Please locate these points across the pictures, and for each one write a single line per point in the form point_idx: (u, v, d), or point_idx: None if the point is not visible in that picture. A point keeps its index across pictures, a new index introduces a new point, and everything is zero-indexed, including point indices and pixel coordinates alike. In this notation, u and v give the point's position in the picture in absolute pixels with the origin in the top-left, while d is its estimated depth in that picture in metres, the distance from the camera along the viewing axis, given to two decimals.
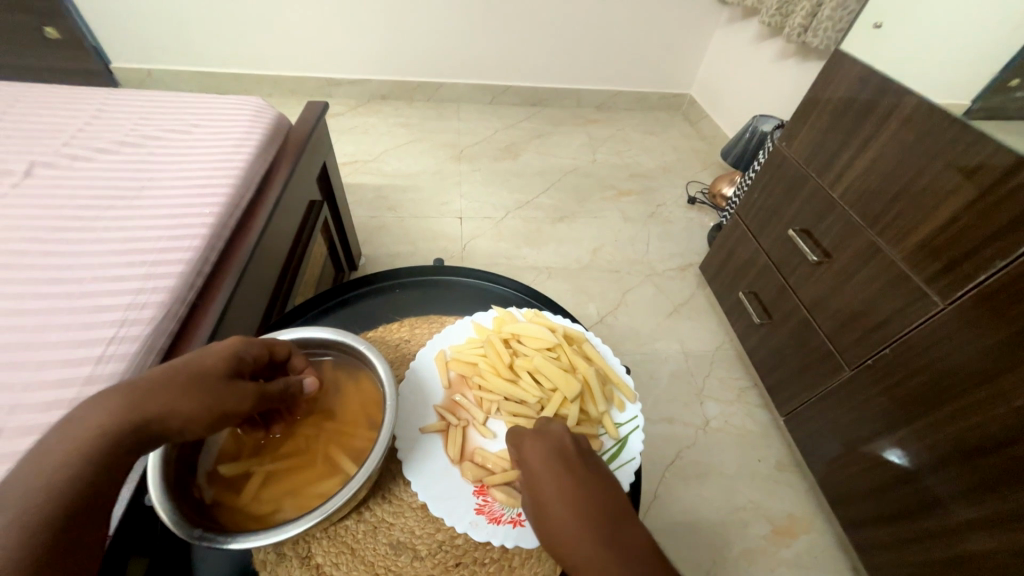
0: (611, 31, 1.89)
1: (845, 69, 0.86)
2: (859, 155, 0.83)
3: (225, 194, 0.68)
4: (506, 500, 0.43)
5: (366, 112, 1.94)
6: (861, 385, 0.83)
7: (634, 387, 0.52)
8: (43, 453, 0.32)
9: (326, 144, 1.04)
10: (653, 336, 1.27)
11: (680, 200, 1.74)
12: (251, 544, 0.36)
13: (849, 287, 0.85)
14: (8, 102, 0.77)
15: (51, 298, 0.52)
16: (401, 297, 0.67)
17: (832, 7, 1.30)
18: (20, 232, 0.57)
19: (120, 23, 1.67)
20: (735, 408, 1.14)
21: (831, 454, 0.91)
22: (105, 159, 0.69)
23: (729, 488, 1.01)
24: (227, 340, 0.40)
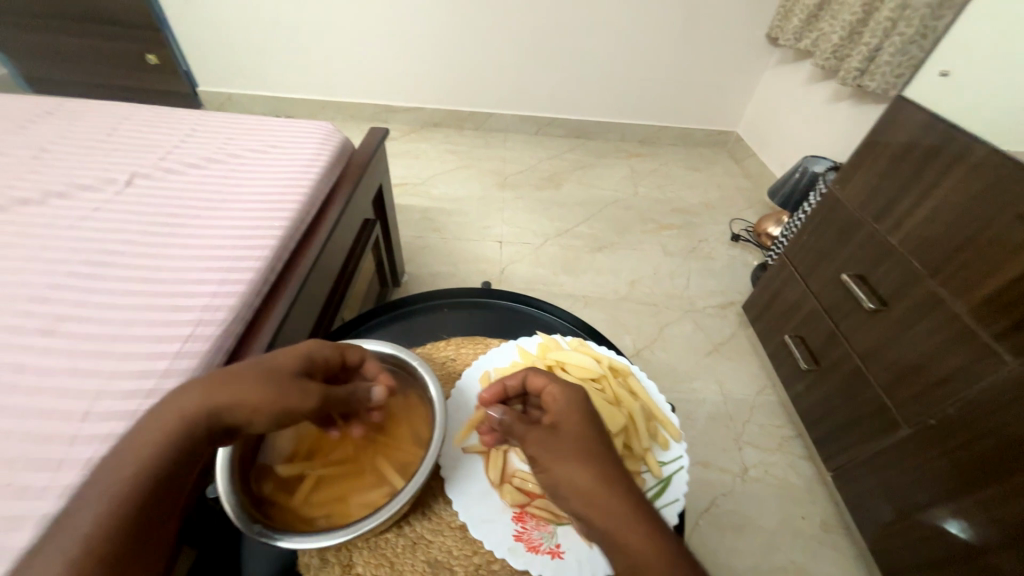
0: (659, 68, 1.92)
1: (907, 115, 0.84)
2: (920, 202, 0.80)
3: (295, 210, 0.74)
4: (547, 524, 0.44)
5: (418, 138, 2.04)
6: (919, 447, 0.77)
7: (679, 426, 0.51)
8: (141, 431, 0.36)
9: (383, 166, 1.11)
10: (690, 375, 1.24)
11: (723, 237, 1.71)
12: (299, 546, 0.38)
13: (906, 338, 0.81)
14: (117, 119, 0.87)
15: (140, 295, 0.57)
16: (448, 317, 0.69)
17: (891, 52, 1.29)
18: (118, 234, 0.64)
19: (209, 52, 1.86)
20: (776, 458, 1.08)
21: (885, 519, 0.84)
22: (194, 173, 0.76)
23: (768, 544, 0.94)
24: (301, 342, 0.42)
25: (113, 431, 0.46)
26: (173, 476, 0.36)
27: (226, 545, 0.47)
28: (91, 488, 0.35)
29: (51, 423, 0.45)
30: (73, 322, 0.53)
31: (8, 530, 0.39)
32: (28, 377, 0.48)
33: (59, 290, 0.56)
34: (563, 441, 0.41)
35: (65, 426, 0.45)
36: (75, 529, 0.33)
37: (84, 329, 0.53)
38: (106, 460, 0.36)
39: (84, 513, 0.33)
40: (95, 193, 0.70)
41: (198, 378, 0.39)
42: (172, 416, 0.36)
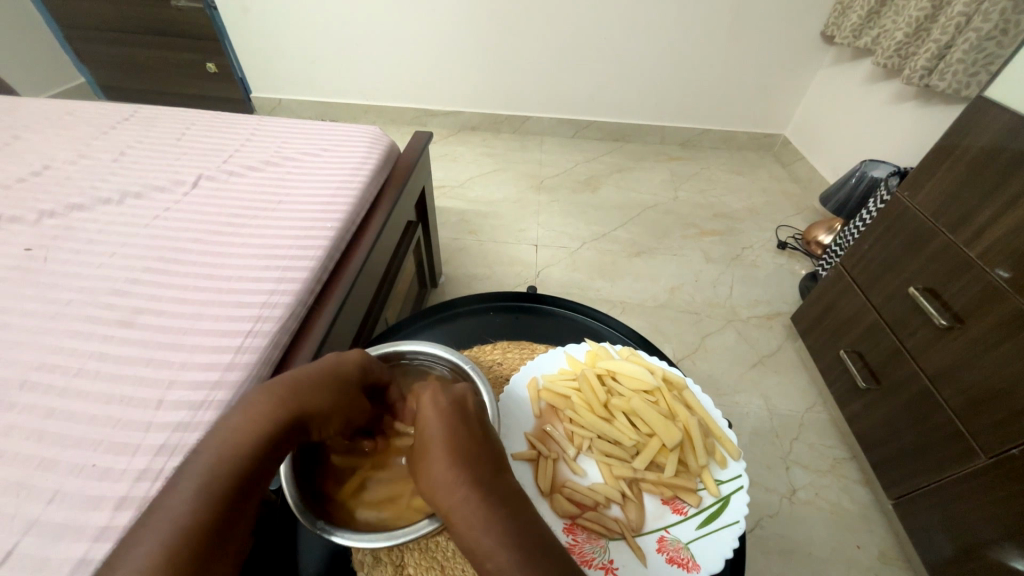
0: (703, 70, 1.87)
1: (990, 117, 0.78)
2: (1006, 212, 0.74)
3: (346, 211, 0.76)
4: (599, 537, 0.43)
5: (456, 141, 2.07)
6: (1001, 480, 0.70)
7: (737, 443, 0.49)
8: (223, 425, 0.38)
9: (427, 170, 1.13)
10: (734, 387, 1.19)
11: (770, 244, 1.64)
12: (353, 544, 0.38)
13: (986, 359, 0.74)
14: (185, 124, 0.93)
15: (206, 292, 0.60)
16: (493, 320, 0.69)
17: (965, 49, 1.19)
18: (187, 233, 0.67)
19: (263, 60, 1.96)
20: (828, 481, 1.02)
21: (956, 555, 0.78)
22: (254, 176, 0.80)
23: (820, 573, 0.89)
24: (357, 349, 0.45)
25: (182, 419, 0.48)
26: (251, 475, 0.37)
27: (282, 538, 0.48)
28: (177, 482, 0.36)
29: (129, 410, 0.48)
30: (147, 314, 0.56)
31: (91, 509, 0.42)
32: (109, 365, 0.51)
33: (135, 286, 0.60)
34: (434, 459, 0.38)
35: (141, 413, 0.48)
36: (164, 519, 0.34)
37: (157, 322, 0.56)
38: (191, 456, 0.37)
39: (177, 505, 0.34)
40: (167, 194, 0.74)
41: (271, 381, 0.41)
42: (250, 417, 0.38)
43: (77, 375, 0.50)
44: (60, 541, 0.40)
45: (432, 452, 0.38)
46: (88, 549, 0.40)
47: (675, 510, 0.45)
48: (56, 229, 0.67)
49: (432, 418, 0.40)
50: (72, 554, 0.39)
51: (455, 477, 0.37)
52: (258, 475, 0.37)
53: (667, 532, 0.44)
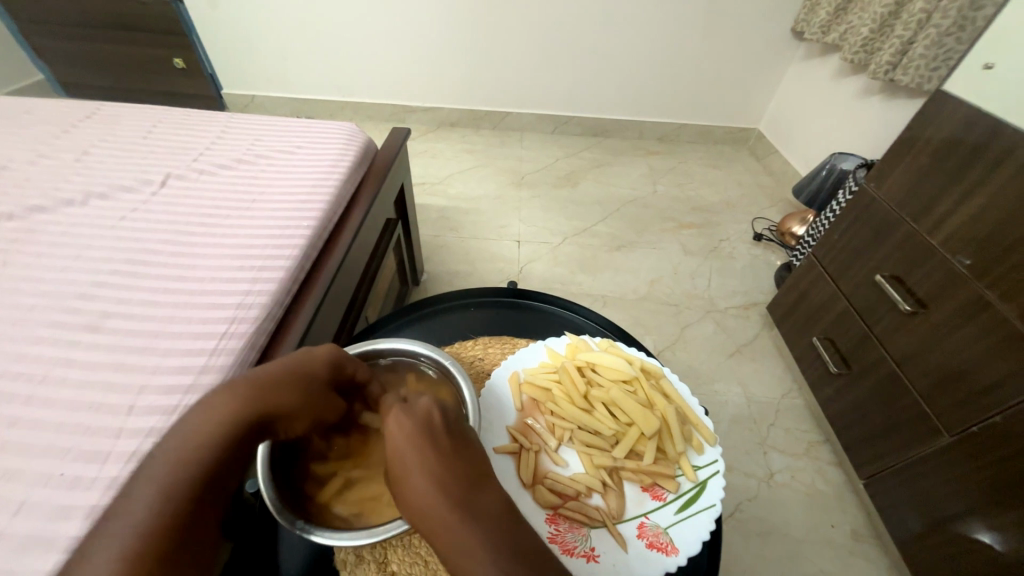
0: (679, 65, 1.90)
1: (949, 110, 0.81)
2: (965, 201, 0.77)
3: (323, 210, 0.75)
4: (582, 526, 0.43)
5: (435, 138, 2.05)
6: (962, 456, 0.74)
7: (713, 429, 0.50)
8: (185, 429, 0.37)
9: (405, 166, 1.11)
10: (713, 376, 1.21)
11: (746, 236, 1.68)
12: (332, 543, 0.38)
13: (948, 343, 0.78)
14: (152, 122, 0.90)
15: (177, 294, 0.58)
16: (474, 316, 0.69)
17: (926, 45, 1.24)
18: (156, 233, 0.65)
19: (234, 55, 1.90)
20: (803, 464, 1.05)
21: (921, 529, 0.82)
22: (226, 174, 0.78)
23: (796, 552, 0.92)
24: (327, 345, 0.44)
25: (155, 424, 0.47)
26: (217, 478, 0.36)
27: (263, 540, 0.47)
28: (139, 486, 0.35)
29: (98, 417, 0.46)
30: (116, 318, 0.55)
31: (61, 519, 0.40)
32: (76, 372, 0.50)
33: (102, 289, 0.58)
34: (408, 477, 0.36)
35: (111, 419, 0.46)
36: (127, 525, 0.34)
37: (126, 325, 0.54)
38: (151, 459, 0.36)
39: (136, 508, 0.34)
40: (134, 194, 0.72)
41: (236, 379, 0.40)
42: (214, 420, 0.37)
43: (43, 382, 0.49)
44: (28, 554, 0.38)
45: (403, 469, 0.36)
46: (60, 560, 0.39)
47: (654, 497, 0.46)
48: (16, 232, 0.64)
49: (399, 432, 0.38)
50: (42, 565, 0.38)
51: (428, 495, 0.35)
52: (222, 476, 0.37)
53: (647, 518, 0.45)
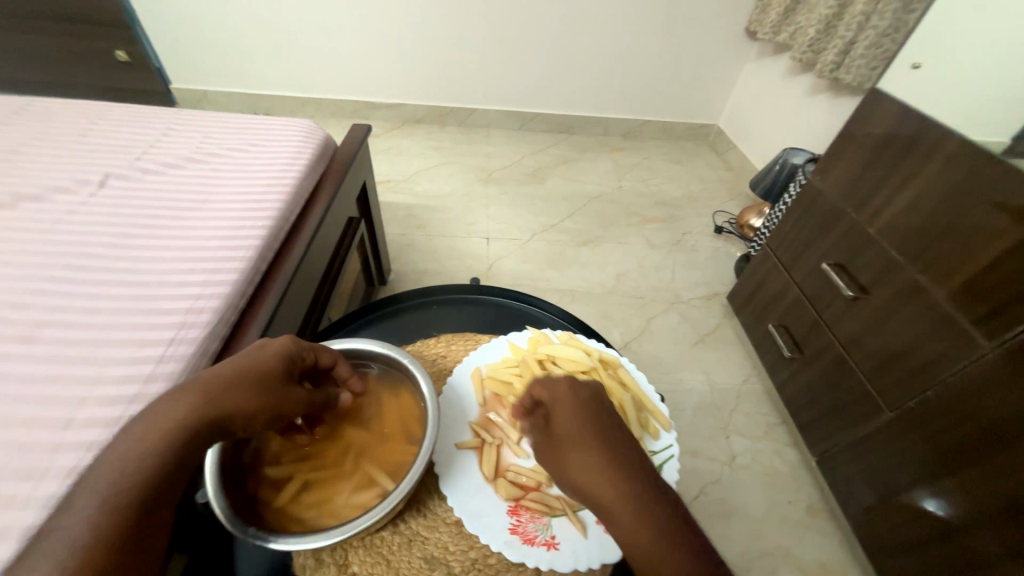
0: (641, 63, 1.94)
1: (883, 107, 0.86)
2: (899, 192, 0.82)
3: (279, 209, 0.72)
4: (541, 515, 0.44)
5: (401, 135, 2.02)
6: (901, 429, 0.80)
7: (669, 415, 0.52)
8: (129, 437, 0.35)
9: (367, 163, 1.09)
10: (678, 365, 1.26)
11: (707, 229, 1.74)
12: (292, 547, 0.37)
13: (887, 325, 0.83)
14: (90, 119, 0.84)
15: (120, 299, 0.55)
16: (437, 313, 0.69)
17: (866, 45, 1.31)
18: (95, 237, 0.62)
19: (182, 48, 1.81)
20: (762, 445, 1.11)
21: (868, 500, 0.87)
22: (173, 173, 0.74)
23: (756, 529, 0.97)
24: (280, 341, 0.43)
25: (96, 438, 0.44)
26: (166, 486, 0.35)
27: (218, 550, 0.46)
28: (80, 500, 0.34)
29: (32, 432, 0.44)
30: (51, 327, 0.51)
31: None
32: (6, 386, 0.46)
33: (35, 297, 0.54)
34: (573, 453, 0.41)
35: (47, 435, 0.44)
36: (67, 540, 0.32)
37: (62, 334, 0.51)
38: (93, 470, 0.35)
39: (76, 524, 0.33)
40: (70, 196, 0.67)
41: (185, 381, 0.38)
42: (162, 425, 0.36)
43: None
44: None
45: (573, 446, 0.41)
46: None
47: None
48: None
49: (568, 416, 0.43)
50: None
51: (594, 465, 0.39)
52: (173, 483, 0.35)
53: None
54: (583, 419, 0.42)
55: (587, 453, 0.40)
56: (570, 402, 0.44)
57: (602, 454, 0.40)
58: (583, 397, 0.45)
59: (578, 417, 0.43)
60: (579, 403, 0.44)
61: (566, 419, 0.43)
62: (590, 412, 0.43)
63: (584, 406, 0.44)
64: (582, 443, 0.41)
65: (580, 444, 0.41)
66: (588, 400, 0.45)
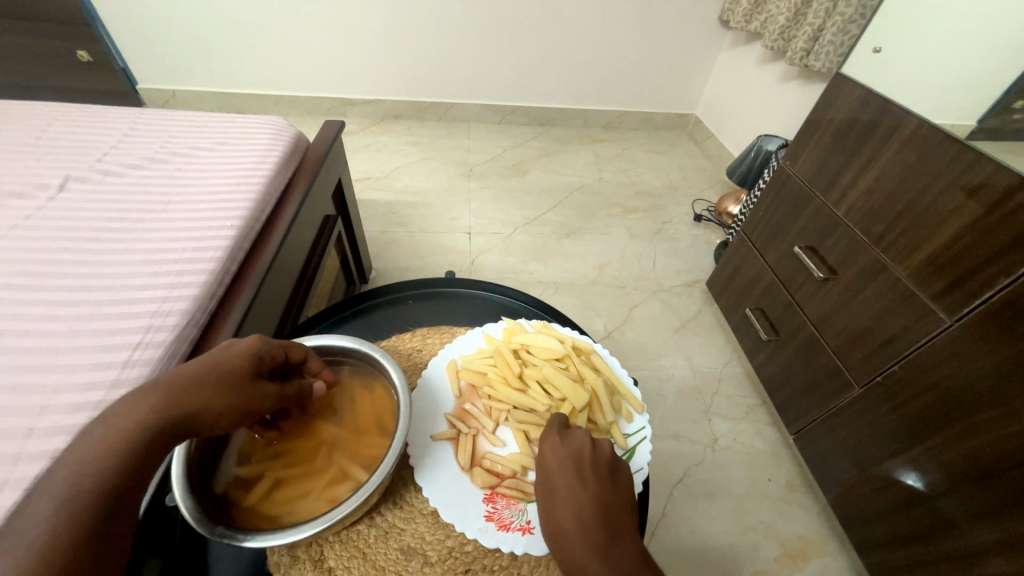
0: (617, 54, 1.94)
1: (846, 92, 0.88)
2: (862, 174, 0.85)
3: (248, 208, 0.71)
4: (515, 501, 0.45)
5: (379, 131, 1.99)
6: (871, 403, 0.82)
7: (641, 398, 0.53)
8: (88, 440, 0.35)
9: (342, 160, 1.08)
10: (660, 352, 1.27)
11: (687, 217, 1.76)
12: (264, 543, 0.37)
13: (855, 303, 0.86)
14: (47, 121, 0.82)
15: (81, 305, 0.54)
16: (413, 308, 0.69)
17: (833, 32, 1.33)
18: (54, 242, 0.60)
19: (148, 47, 1.75)
20: (743, 426, 1.13)
21: (843, 475, 0.90)
22: (136, 175, 0.72)
23: (738, 508, 0.99)
24: (247, 339, 0.43)
25: (60, 446, 0.44)
26: (130, 486, 0.35)
27: (193, 552, 0.46)
28: (37, 504, 0.33)
29: None
30: (8, 336, 0.50)
31: None
32: None
33: None
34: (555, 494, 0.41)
35: (7, 445, 0.43)
36: (23, 545, 0.31)
37: (21, 343, 0.50)
38: (51, 474, 0.34)
39: (34, 525, 0.32)
40: (27, 201, 0.65)
41: (151, 380, 0.38)
42: (123, 426, 0.35)
43: None
44: None
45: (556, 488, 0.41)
46: None
47: None
48: None
49: (558, 459, 0.43)
50: None
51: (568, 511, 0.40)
52: (137, 484, 0.35)
53: None
54: (571, 476, 0.41)
55: (570, 514, 0.39)
56: (560, 458, 0.43)
57: (585, 517, 0.39)
58: (573, 453, 0.43)
59: (566, 474, 0.42)
60: (568, 458, 0.43)
61: (554, 478, 0.42)
62: (580, 468, 0.42)
63: (575, 463, 0.43)
64: (567, 503, 0.40)
65: (566, 504, 0.40)
66: (581, 456, 0.43)
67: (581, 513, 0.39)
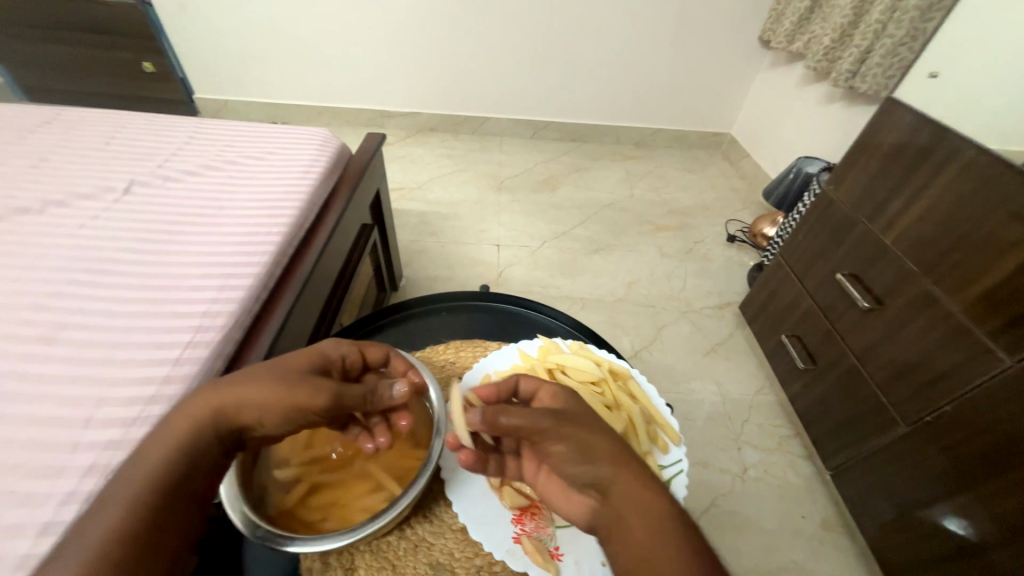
0: (652, 72, 1.94)
1: (898, 115, 0.85)
2: (913, 202, 0.81)
3: (293, 215, 0.74)
4: (534, 553, 0.43)
5: (415, 143, 2.05)
6: (917, 443, 0.77)
7: (679, 429, 0.52)
8: (157, 437, 0.39)
9: (380, 171, 1.11)
10: (689, 375, 1.24)
11: (720, 238, 1.72)
12: (301, 549, 0.39)
13: (902, 336, 0.82)
14: (115, 127, 0.88)
15: (139, 303, 0.57)
16: (446, 320, 0.70)
17: (882, 54, 1.30)
18: (117, 241, 0.64)
19: (204, 59, 1.87)
20: (776, 457, 1.08)
21: (885, 517, 0.85)
22: (191, 181, 0.76)
23: (768, 544, 0.95)
24: (307, 345, 0.44)
25: (114, 437, 0.46)
26: (185, 485, 0.39)
27: (229, 550, 0.47)
28: (108, 495, 0.37)
29: (52, 431, 0.45)
30: (73, 329, 0.53)
31: (9, 539, 0.39)
32: (28, 384, 0.48)
33: (58, 299, 0.56)
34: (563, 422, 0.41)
35: (66, 433, 0.45)
36: (91, 533, 0.35)
37: (83, 336, 0.53)
38: (124, 467, 0.39)
39: (107, 511, 0.36)
40: (94, 202, 0.70)
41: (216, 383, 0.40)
42: (183, 428, 0.39)
43: None
44: None
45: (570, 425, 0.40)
46: None
47: None
48: None
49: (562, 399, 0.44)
50: None
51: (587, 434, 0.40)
52: (190, 482, 0.39)
53: None
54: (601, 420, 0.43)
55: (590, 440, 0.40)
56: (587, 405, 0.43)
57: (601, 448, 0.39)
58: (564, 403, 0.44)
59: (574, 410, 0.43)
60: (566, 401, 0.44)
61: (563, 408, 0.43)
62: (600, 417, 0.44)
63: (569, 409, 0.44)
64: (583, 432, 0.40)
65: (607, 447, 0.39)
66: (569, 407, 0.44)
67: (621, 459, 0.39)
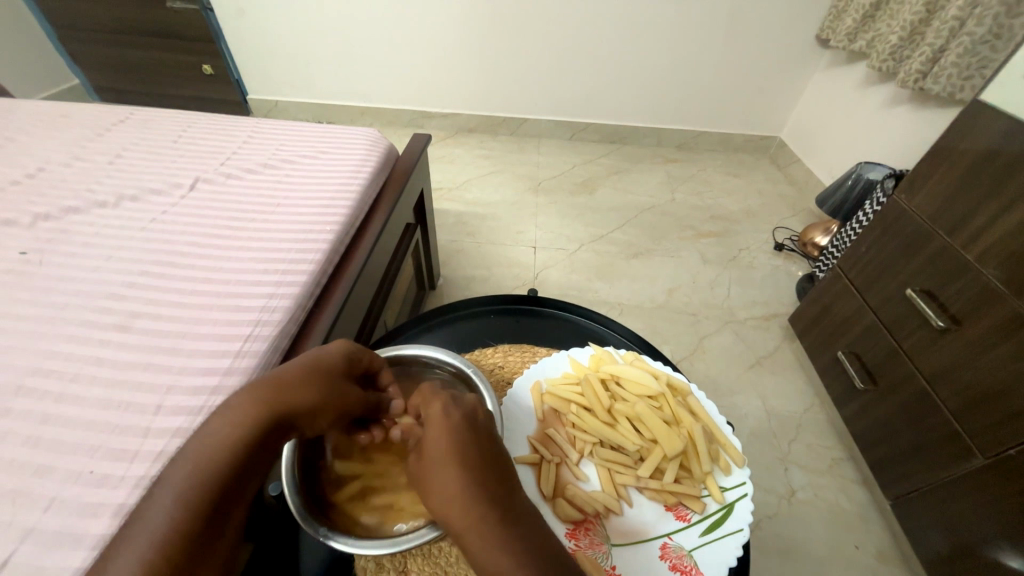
0: (699, 73, 1.88)
1: (986, 123, 0.79)
2: (1003, 216, 0.75)
3: (346, 213, 0.75)
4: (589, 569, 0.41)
5: (453, 143, 2.07)
6: (998, 478, 0.71)
7: (742, 449, 0.50)
8: (206, 430, 0.39)
9: (425, 171, 1.12)
10: (732, 388, 1.19)
11: (767, 246, 1.64)
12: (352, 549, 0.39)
13: (982, 362, 0.75)
14: (182, 126, 0.92)
15: (204, 295, 0.59)
16: (494, 322, 0.69)
17: (958, 53, 1.20)
18: (185, 235, 0.67)
19: (259, 61, 1.95)
20: (827, 481, 1.02)
21: (954, 555, 0.78)
22: (251, 179, 0.79)
23: (817, 572, 0.89)
24: (338, 343, 0.46)
25: (181, 425, 0.47)
26: (239, 481, 0.39)
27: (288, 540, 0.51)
28: (160, 492, 0.37)
29: (126, 416, 0.47)
30: (145, 318, 0.56)
31: (89, 517, 0.41)
32: (106, 369, 0.51)
33: (132, 288, 0.59)
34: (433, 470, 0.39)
35: (138, 419, 0.47)
36: (149, 530, 0.36)
37: (154, 326, 0.55)
38: (173, 463, 0.39)
39: (157, 516, 0.36)
40: (164, 197, 0.74)
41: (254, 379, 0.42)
42: (234, 422, 0.39)
43: (73, 381, 0.50)
44: (56, 552, 0.39)
45: (434, 467, 0.39)
46: (87, 555, 0.39)
47: (678, 517, 0.45)
48: (53, 231, 0.66)
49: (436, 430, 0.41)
50: (70, 563, 0.39)
51: (454, 485, 0.38)
52: (241, 478, 0.39)
53: (670, 539, 0.44)
54: (450, 452, 0.39)
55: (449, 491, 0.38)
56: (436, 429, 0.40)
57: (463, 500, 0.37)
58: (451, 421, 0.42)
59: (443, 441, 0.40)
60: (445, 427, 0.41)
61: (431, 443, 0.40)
62: (460, 439, 0.40)
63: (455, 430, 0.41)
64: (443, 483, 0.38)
65: (452, 491, 0.38)
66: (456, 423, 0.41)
67: (469, 505, 0.37)
